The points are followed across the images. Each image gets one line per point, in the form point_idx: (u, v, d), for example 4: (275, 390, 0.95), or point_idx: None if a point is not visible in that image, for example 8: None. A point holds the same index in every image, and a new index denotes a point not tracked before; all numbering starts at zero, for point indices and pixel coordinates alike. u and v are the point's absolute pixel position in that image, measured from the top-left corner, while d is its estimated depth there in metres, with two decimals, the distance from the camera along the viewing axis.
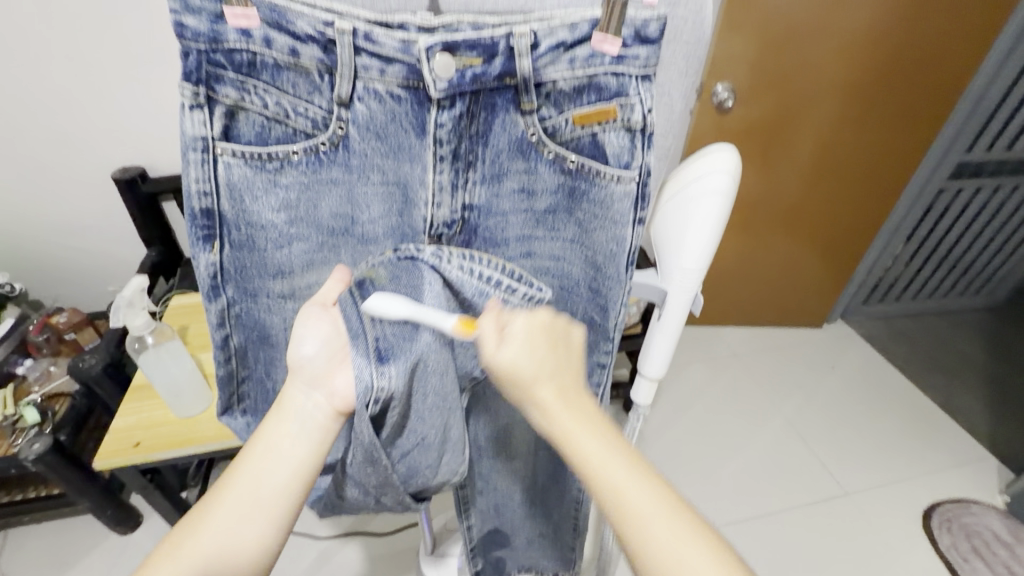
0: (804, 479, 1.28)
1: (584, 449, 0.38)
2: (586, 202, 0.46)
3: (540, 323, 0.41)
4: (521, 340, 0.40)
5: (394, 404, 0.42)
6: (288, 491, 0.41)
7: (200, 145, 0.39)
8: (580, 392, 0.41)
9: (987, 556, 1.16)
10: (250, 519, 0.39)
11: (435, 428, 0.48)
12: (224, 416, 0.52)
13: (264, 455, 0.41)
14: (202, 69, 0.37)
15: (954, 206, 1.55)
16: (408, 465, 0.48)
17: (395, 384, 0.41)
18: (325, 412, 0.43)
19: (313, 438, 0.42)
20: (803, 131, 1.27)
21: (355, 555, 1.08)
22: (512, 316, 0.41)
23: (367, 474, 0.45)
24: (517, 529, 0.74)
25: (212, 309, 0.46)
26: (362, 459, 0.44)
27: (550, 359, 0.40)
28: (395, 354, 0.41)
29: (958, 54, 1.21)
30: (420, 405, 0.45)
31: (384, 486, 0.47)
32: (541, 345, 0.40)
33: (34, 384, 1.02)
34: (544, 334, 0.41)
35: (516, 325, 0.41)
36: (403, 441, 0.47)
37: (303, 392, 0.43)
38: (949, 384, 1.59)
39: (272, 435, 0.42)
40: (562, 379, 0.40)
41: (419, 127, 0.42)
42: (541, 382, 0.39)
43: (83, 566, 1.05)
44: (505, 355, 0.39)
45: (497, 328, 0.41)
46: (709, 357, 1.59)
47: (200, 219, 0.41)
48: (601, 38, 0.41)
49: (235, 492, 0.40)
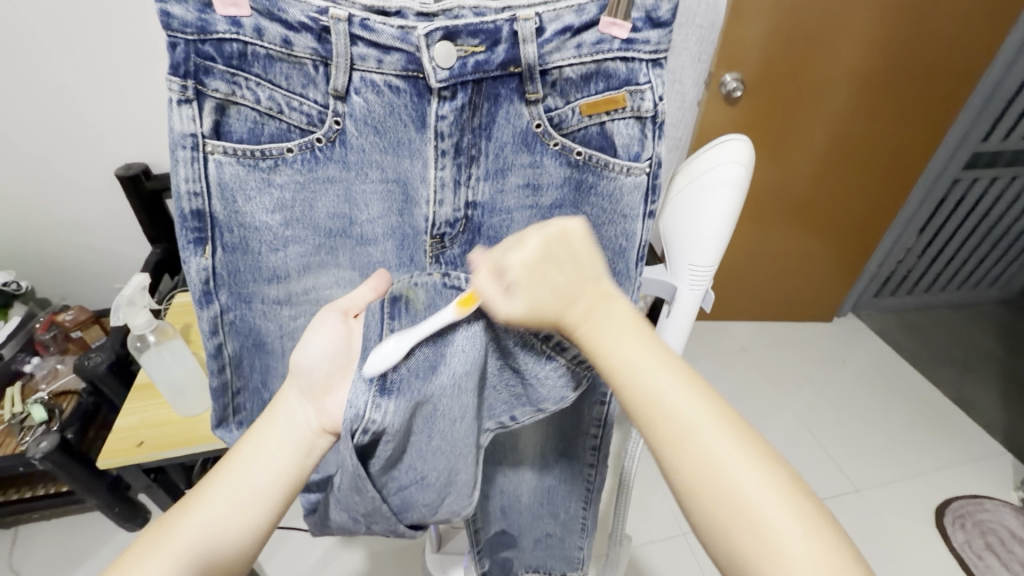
0: (815, 476, 1.26)
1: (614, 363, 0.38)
2: (594, 195, 0.44)
3: (545, 251, 0.38)
4: (526, 280, 0.38)
5: (386, 438, 0.40)
6: (272, 496, 0.41)
7: (190, 142, 0.38)
8: (607, 304, 0.40)
9: (1003, 553, 1.13)
10: (231, 521, 0.39)
11: (438, 470, 0.46)
12: (219, 429, 0.50)
13: (250, 458, 0.41)
14: (190, 61, 0.36)
15: (969, 197, 1.52)
16: (403, 498, 0.46)
17: (391, 420, 0.38)
18: (314, 429, 0.43)
19: (301, 446, 0.43)
20: (814, 121, 1.24)
21: (362, 552, 1.08)
22: (502, 259, 0.38)
23: (354, 501, 0.44)
24: (524, 529, 0.73)
25: (204, 317, 0.44)
26: (348, 487, 0.42)
27: (566, 279, 0.39)
28: (400, 390, 0.38)
29: (974, 42, 1.17)
30: (418, 444, 0.43)
31: (372, 514, 0.46)
32: (551, 271, 0.38)
33: (41, 382, 1.01)
34: (548, 260, 0.38)
35: (514, 268, 0.38)
36: (399, 473, 0.45)
37: (296, 402, 0.43)
38: (963, 379, 1.56)
39: (261, 438, 0.42)
40: (589, 296, 0.39)
41: (419, 120, 0.41)
42: (564, 303, 0.39)
43: (91, 563, 1.05)
44: (517, 303, 0.38)
45: (497, 281, 0.38)
46: (717, 352, 1.57)
47: (191, 221, 0.40)
48: (609, 22, 0.39)
49: (216, 494, 0.39)
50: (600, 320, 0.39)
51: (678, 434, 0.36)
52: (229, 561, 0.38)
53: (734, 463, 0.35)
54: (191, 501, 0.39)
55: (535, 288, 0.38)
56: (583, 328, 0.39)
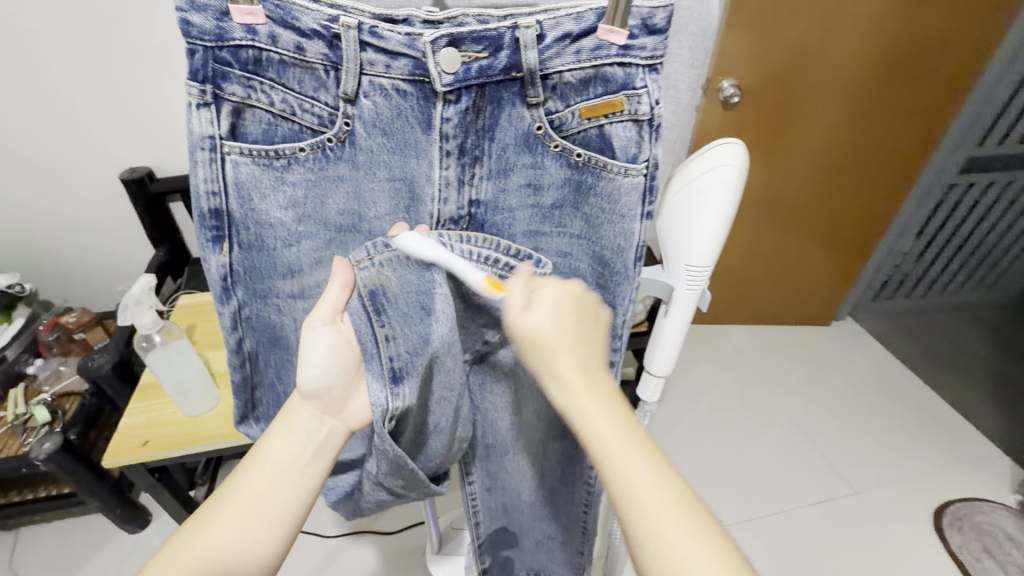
0: (813, 478, 1.27)
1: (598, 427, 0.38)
2: (593, 196, 0.46)
3: (570, 294, 0.42)
4: (549, 307, 0.40)
5: (408, 415, 0.43)
6: (296, 506, 0.43)
7: (208, 144, 0.40)
8: (601, 373, 0.41)
9: (1000, 555, 1.14)
10: (256, 533, 0.41)
11: (446, 416, 0.48)
12: (241, 425, 0.53)
13: (272, 471, 0.43)
14: (208, 67, 0.38)
15: (965, 201, 1.53)
16: (426, 451, 0.49)
17: (409, 399, 0.42)
18: (338, 434, 0.46)
19: (323, 455, 0.46)
20: (809, 127, 1.25)
21: (364, 554, 1.08)
22: (541, 282, 0.42)
23: (393, 478, 0.46)
24: (524, 527, 0.74)
25: (224, 312, 0.46)
26: (386, 469, 0.45)
27: (575, 331, 0.41)
28: (408, 373, 0.42)
29: (966, 50, 1.20)
30: (432, 401, 0.46)
31: (411, 484, 0.48)
32: (568, 316, 0.41)
33: (44, 383, 1.02)
34: (573, 306, 0.41)
35: (547, 290, 0.41)
36: (422, 434, 0.48)
37: (313, 413, 0.46)
38: (960, 382, 1.57)
39: (282, 450, 0.44)
40: (584, 354, 0.41)
41: (425, 122, 0.42)
42: (562, 353, 0.40)
43: (93, 565, 1.06)
44: (531, 320, 0.40)
45: (526, 293, 0.42)
46: (716, 355, 1.58)
47: (209, 219, 0.42)
48: (606, 29, 0.40)
49: (239, 507, 0.41)
50: (591, 386, 0.40)
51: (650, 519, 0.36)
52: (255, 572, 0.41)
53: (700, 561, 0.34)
54: (215, 515, 0.41)
55: (550, 320, 0.40)
56: (571, 385, 0.39)
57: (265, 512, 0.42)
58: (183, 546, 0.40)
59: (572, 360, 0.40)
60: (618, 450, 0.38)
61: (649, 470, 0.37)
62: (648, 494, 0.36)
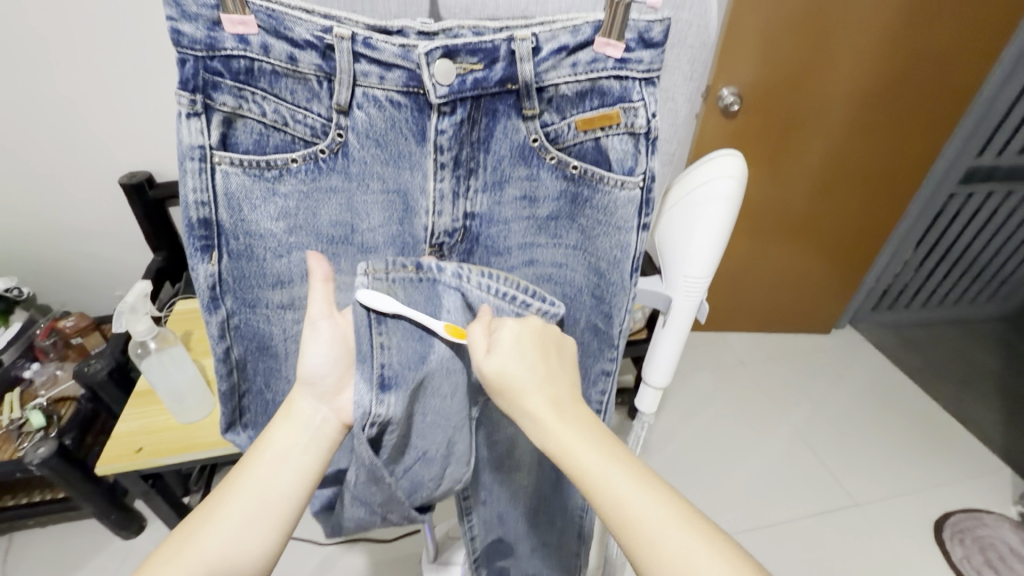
0: (813, 490, 1.26)
1: (576, 459, 0.37)
2: (589, 208, 0.46)
3: (530, 331, 0.41)
4: (510, 349, 0.40)
5: (392, 427, 0.42)
6: (292, 497, 0.42)
7: (198, 154, 0.39)
8: (573, 406, 0.40)
9: (1002, 568, 1.13)
10: (253, 527, 0.41)
11: (439, 444, 0.49)
12: (227, 433, 0.52)
13: (272, 462, 0.43)
14: (199, 77, 0.37)
15: (965, 212, 1.53)
16: (412, 480, 0.49)
17: (394, 410, 0.41)
18: (332, 426, 0.45)
19: (321, 446, 0.44)
20: (809, 136, 1.25)
21: (360, 563, 1.07)
22: (501, 322, 0.41)
23: (371, 493, 0.45)
24: (519, 539, 0.73)
25: (212, 322, 0.45)
26: (364, 479, 0.43)
27: (540, 369, 0.40)
28: (398, 382, 0.41)
29: (967, 63, 1.20)
30: (420, 424, 0.46)
31: (388, 504, 0.47)
32: (528, 353, 0.40)
33: (40, 388, 1.01)
34: (532, 343, 0.41)
35: (504, 332, 0.40)
36: (406, 458, 0.47)
37: (312, 403, 0.45)
38: (961, 393, 1.56)
39: (280, 442, 0.43)
40: (554, 391, 0.40)
41: (419, 133, 0.42)
42: (529, 392, 0.39)
43: (85, 571, 1.05)
44: (493, 364, 0.39)
45: (487, 336, 0.40)
46: (715, 364, 1.58)
47: (198, 229, 0.41)
48: (603, 42, 0.40)
49: (239, 497, 0.41)
50: (564, 416, 0.39)
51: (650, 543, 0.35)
52: (251, 566, 0.40)
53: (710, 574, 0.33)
54: (215, 506, 0.41)
55: (513, 362, 0.39)
56: (543, 424, 0.38)
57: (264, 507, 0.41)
58: (187, 533, 0.40)
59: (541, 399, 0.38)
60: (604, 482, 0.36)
61: (643, 493, 0.36)
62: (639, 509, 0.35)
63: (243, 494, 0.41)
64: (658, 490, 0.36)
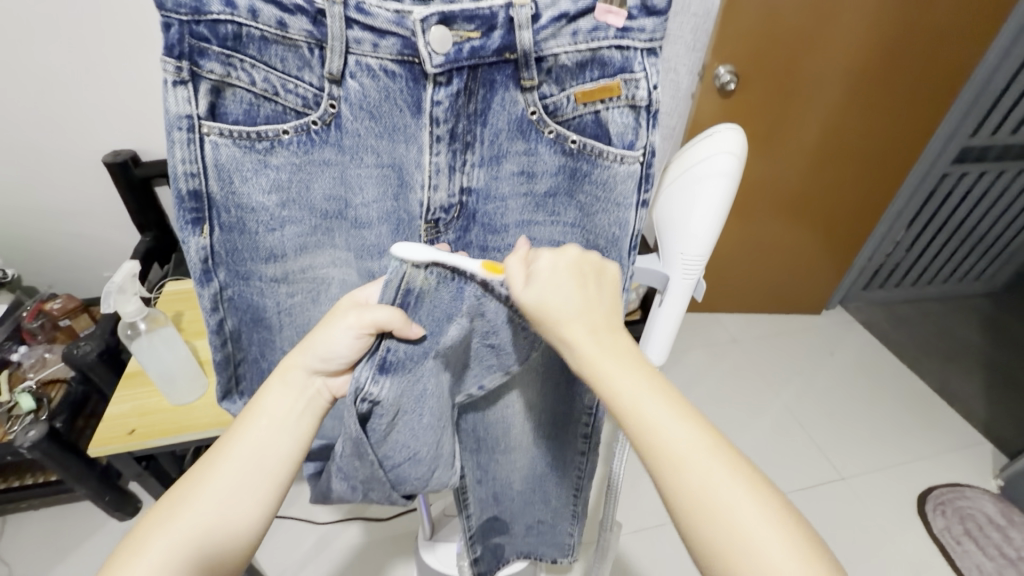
0: (801, 466, 1.28)
1: (613, 383, 0.37)
2: (588, 183, 0.45)
3: (571, 260, 0.39)
4: (552, 277, 0.38)
5: (382, 411, 0.42)
6: (288, 458, 0.44)
7: (186, 124, 0.38)
8: (612, 333, 0.39)
9: (981, 539, 1.16)
10: (250, 484, 0.42)
11: (429, 445, 0.49)
12: (224, 402, 0.51)
13: (266, 428, 0.44)
14: (185, 43, 0.36)
15: (956, 192, 1.53)
16: (398, 474, 0.49)
17: (386, 394, 0.42)
18: (324, 398, 0.47)
19: (310, 412, 0.46)
20: (804, 115, 1.24)
21: (356, 541, 1.08)
22: (538, 253, 0.39)
23: (354, 468, 0.47)
24: (516, 513, 0.74)
25: (205, 295, 0.44)
26: (350, 453, 0.45)
27: (580, 295, 0.38)
28: (395, 368, 0.42)
29: (960, 40, 1.19)
30: (410, 424, 0.46)
31: (370, 480, 0.49)
32: (568, 283, 0.38)
33: (28, 371, 0.98)
34: (573, 272, 0.39)
35: (542, 263, 0.39)
36: (395, 457, 0.47)
37: (308, 373, 0.46)
38: (947, 370, 1.59)
39: (272, 409, 0.45)
40: (594, 318, 0.39)
41: (414, 105, 0.40)
42: (571, 320, 0.38)
43: (81, 551, 1.05)
44: (534, 294, 0.38)
45: (524, 267, 0.39)
46: (707, 343, 1.59)
47: (188, 201, 0.40)
48: (604, 10, 0.39)
49: (232, 463, 0.42)
50: (602, 345, 0.38)
51: (687, 473, 0.35)
52: (248, 527, 0.42)
53: (734, 501, 0.34)
54: (210, 472, 0.42)
55: (553, 291, 0.38)
56: (584, 349, 0.38)
57: (259, 467, 0.43)
58: (178, 499, 0.41)
59: (580, 325, 0.38)
60: (643, 411, 0.36)
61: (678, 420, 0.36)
62: (675, 441, 0.35)
63: (237, 458, 0.43)
64: (692, 421, 0.36)
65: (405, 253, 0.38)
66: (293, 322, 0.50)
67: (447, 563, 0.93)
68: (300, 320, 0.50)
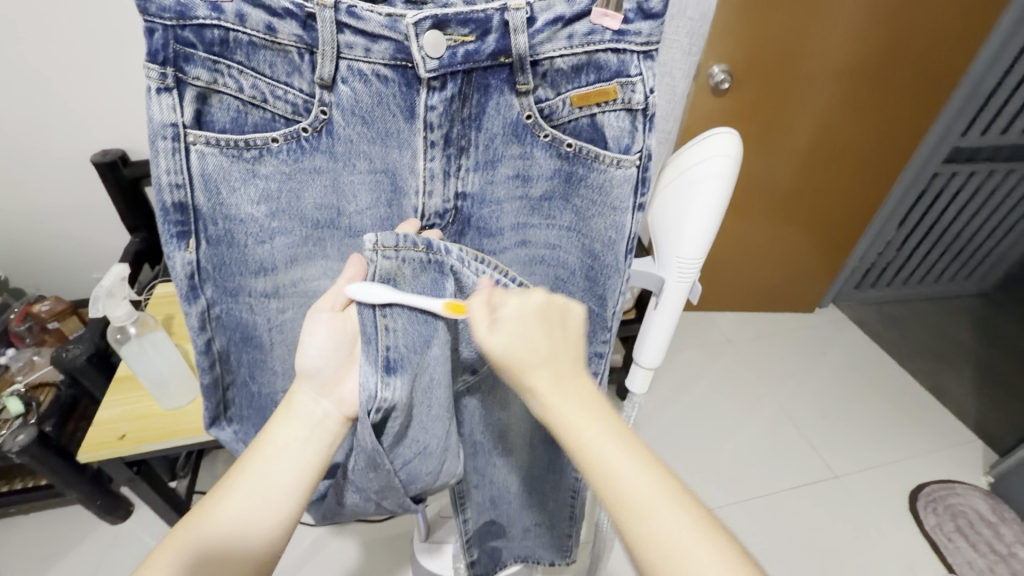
0: (795, 464, 1.29)
1: (582, 435, 0.36)
2: (584, 187, 0.44)
3: (535, 308, 0.39)
4: (514, 325, 0.38)
5: (396, 414, 0.41)
6: (296, 491, 0.42)
7: (171, 132, 0.37)
8: (577, 378, 0.39)
9: (972, 536, 1.17)
10: (258, 519, 0.41)
11: (438, 437, 0.49)
12: (212, 428, 0.50)
13: (272, 460, 0.42)
14: (169, 49, 0.35)
15: (948, 191, 1.54)
16: (409, 473, 0.48)
17: (400, 395, 0.40)
18: (334, 419, 0.45)
19: (322, 440, 0.44)
20: (797, 115, 1.25)
21: (352, 543, 1.08)
22: (505, 297, 0.40)
23: (369, 480, 0.45)
24: (513, 517, 0.74)
25: (191, 312, 0.43)
26: (364, 465, 0.44)
27: (545, 343, 0.38)
28: (403, 365, 0.40)
29: (949, 40, 1.19)
30: (422, 416, 0.46)
31: (385, 490, 0.48)
32: (534, 330, 0.38)
33: (17, 374, 0.98)
34: (539, 318, 0.39)
35: (508, 308, 0.39)
36: (406, 451, 0.47)
37: (313, 397, 0.45)
38: (938, 368, 1.60)
39: (279, 440, 0.43)
40: (559, 365, 0.38)
41: (407, 110, 0.40)
42: (535, 369, 0.37)
43: (71, 557, 1.04)
44: (498, 340, 0.38)
45: (487, 310, 0.40)
46: (702, 342, 1.59)
47: (173, 214, 0.39)
48: (600, 13, 0.38)
49: (241, 496, 0.41)
50: (565, 394, 0.38)
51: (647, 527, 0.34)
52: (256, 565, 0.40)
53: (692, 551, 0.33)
54: (216, 507, 0.41)
55: (517, 335, 0.38)
56: (546, 397, 0.37)
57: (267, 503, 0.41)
58: (186, 536, 0.39)
59: (545, 376, 0.37)
60: (607, 463, 0.36)
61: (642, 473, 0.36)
62: (638, 493, 0.35)
63: (244, 493, 0.41)
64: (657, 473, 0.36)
65: (376, 239, 0.38)
66: (285, 340, 0.49)
67: (443, 565, 0.92)
68: (292, 337, 0.49)
